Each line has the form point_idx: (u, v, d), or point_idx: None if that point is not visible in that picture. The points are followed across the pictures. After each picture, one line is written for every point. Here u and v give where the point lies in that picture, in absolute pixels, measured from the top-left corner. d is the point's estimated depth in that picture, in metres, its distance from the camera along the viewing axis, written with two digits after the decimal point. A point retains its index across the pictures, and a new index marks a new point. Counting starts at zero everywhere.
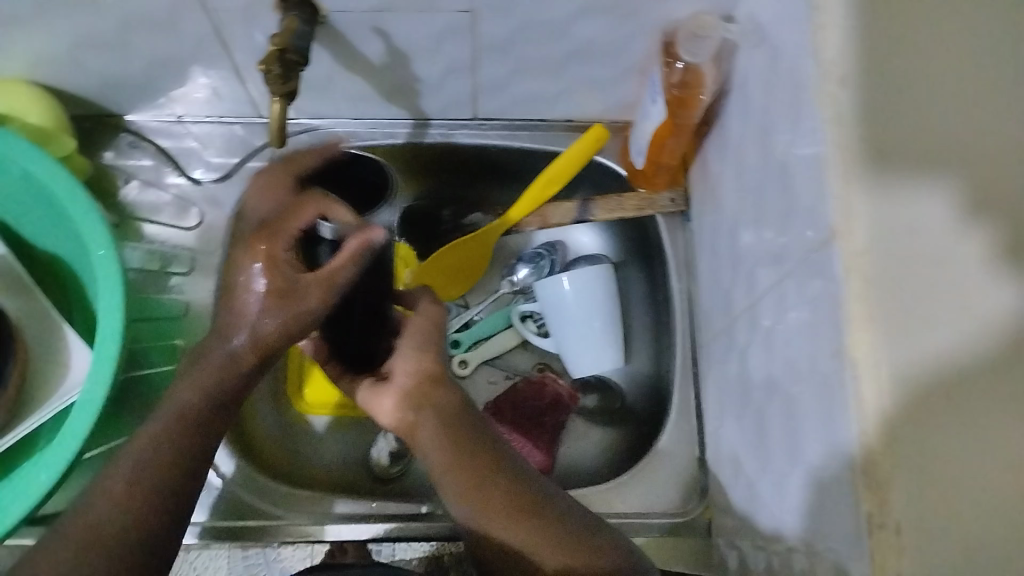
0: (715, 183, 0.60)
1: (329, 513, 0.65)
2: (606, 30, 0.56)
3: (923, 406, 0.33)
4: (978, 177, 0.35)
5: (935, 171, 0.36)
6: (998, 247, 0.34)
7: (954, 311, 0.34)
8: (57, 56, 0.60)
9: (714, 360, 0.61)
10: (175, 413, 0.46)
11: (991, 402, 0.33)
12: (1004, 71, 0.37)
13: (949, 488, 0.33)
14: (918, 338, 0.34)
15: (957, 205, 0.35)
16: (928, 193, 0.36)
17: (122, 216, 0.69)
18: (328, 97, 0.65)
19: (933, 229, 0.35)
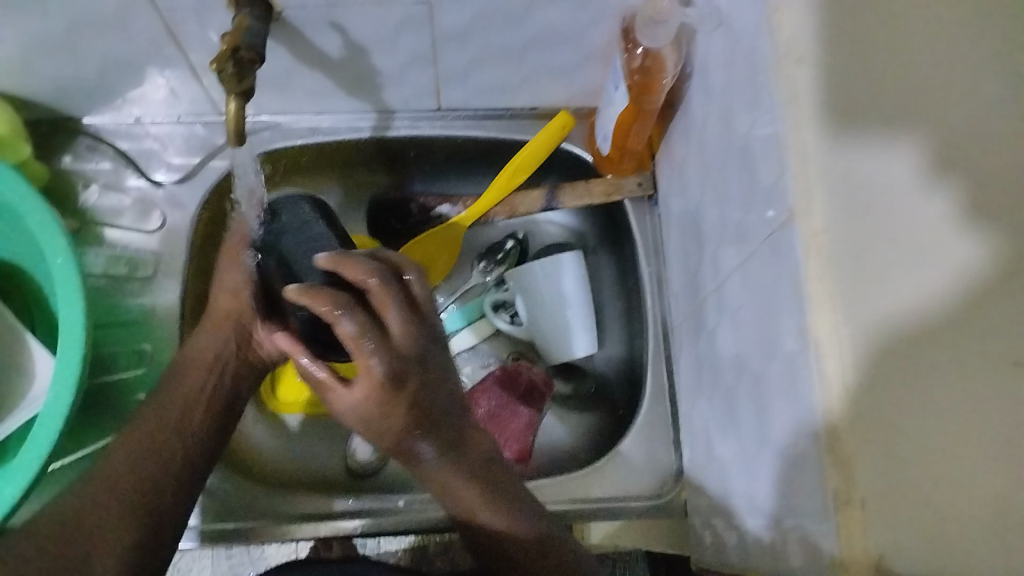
0: (680, 167, 0.60)
1: (300, 514, 0.65)
2: (565, 17, 0.55)
3: (884, 378, 0.34)
4: (942, 139, 0.35)
5: (891, 143, 0.36)
6: (964, 204, 0.34)
7: (912, 282, 0.34)
8: (7, 62, 0.58)
9: (684, 342, 0.61)
10: (171, 389, 0.54)
11: (960, 367, 0.33)
12: (961, 28, 0.37)
13: (919, 459, 0.33)
14: (878, 312, 0.34)
15: (918, 171, 0.35)
16: (882, 165, 0.36)
17: (82, 221, 0.68)
18: (288, 93, 0.64)
19: (893, 200, 0.35)
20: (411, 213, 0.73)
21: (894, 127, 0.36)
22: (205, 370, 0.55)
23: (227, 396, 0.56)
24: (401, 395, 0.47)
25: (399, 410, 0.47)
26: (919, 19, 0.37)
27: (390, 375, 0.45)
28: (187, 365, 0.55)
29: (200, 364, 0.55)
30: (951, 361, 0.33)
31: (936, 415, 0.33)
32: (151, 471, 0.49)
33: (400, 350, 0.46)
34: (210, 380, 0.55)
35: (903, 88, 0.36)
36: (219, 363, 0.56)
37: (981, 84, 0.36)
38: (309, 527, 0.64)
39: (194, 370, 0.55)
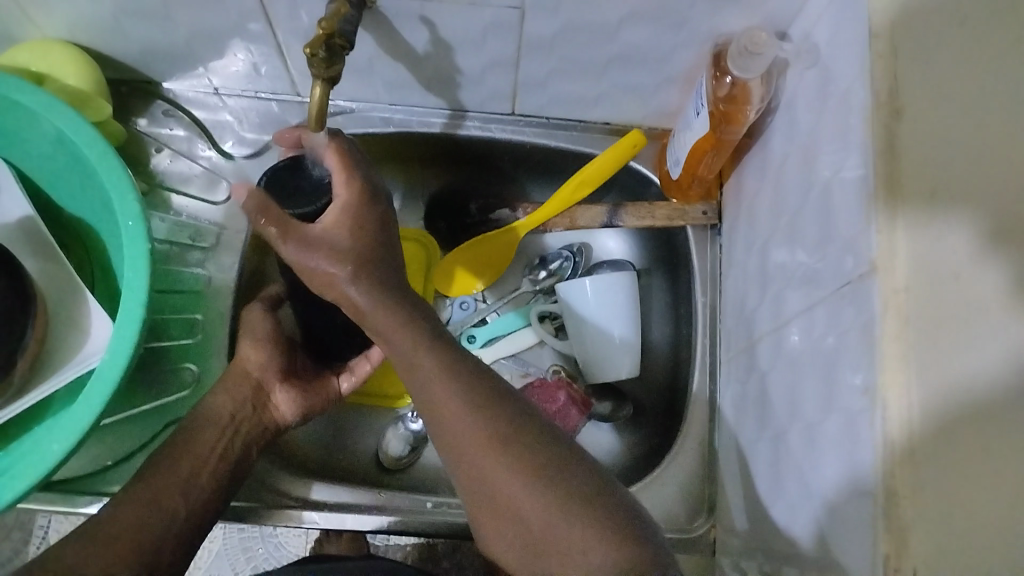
0: (750, 200, 0.59)
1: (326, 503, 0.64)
2: (655, 38, 0.55)
3: (938, 449, 0.33)
4: (1005, 201, 0.32)
5: (959, 202, 0.34)
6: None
7: (967, 354, 0.32)
8: (100, 20, 0.59)
9: (733, 377, 0.60)
10: (183, 444, 0.53)
11: (1010, 448, 0.30)
12: None
13: (966, 542, 0.31)
14: (948, 373, 0.33)
15: (979, 234, 0.33)
16: (964, 222, 0.34)
17: (151, 185, 0.69)
18: (367, 81, 0.64)
19: (959, 262, 0.33)
20: (469, 214, 0.75)
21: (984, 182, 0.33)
22: (221, 428, 0.55)
23: (238, 458, 0.55)
24: (374, 209, 0.50)
25: (368, 228, 0.50)
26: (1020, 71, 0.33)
27: (366, 189, 0.50)
28: (202, 423, 0.55)
29: (216, 423, 0.56)
30: (1004, 435, 0.30)
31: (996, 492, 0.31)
32: (153, 530, 0.48)
33: (378, 185, 0.52)
34: (223, 438, 0.55)
35: (977, 142, 0.34)
36: (233, 422, 0.56)
37: None
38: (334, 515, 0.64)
39: (209, 426, 0.55)
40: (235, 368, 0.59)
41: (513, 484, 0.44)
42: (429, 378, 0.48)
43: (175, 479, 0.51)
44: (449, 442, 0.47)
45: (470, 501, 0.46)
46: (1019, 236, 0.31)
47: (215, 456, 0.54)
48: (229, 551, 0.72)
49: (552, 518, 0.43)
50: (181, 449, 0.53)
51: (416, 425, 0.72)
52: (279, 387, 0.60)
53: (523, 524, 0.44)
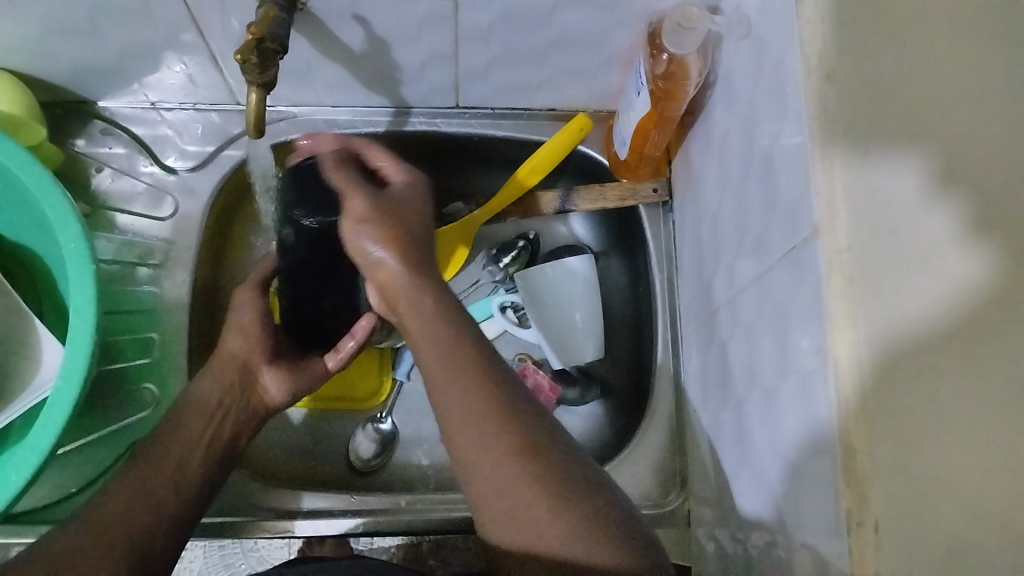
0: (697, 174, 0.60)
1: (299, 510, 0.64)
2: (591, 20, 0.55)
3: (891, 396, 0.34)
4: (946, 154, 0.36)
5: (904, 153, 0.36)
6: (966, 221, 0.35)
7: (919, 297, 0.34)
8: (27, 42, 0.58)
9: (695, 350, 0.61)
10: (168, 436, 0.51)
11: (959, 378, 0.34)
12: (966, 41, 0.37)
13: (925, 476, 0.33)
14: (892, 316, 0.34)
15: (925, 181, 0.36)
16: (891, 175, 0.36)
17: (94, 206, 0.68)
18: (307, 84, 0.63)
19: (907, 208, 0.35)
20: None
21: (907, 137, 0.36)
22: (209, 414, 0.53)
23: (225, 448, 0.53)
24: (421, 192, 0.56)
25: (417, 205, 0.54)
26: (937, 37, 0.38)
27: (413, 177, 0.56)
28: (188, 410, 0.53)
29: (202, 409, 0.53)
30: (956, 365, 0.34)
31: (947, 426, 0.33)
32: (142, 521, 0.46)
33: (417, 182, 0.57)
34: (211, 425, 0.53)
35: (911, 100, 0.37)
36: (220, 408, 0.54)
37: (971, 89, 0.37)
38: (307, 523, 0.63)
39: (194, 415, 0.53)
40: (221, 354, 0.57)
41: (542, 502, 0.42)
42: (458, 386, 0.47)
43: (164, 472, 0.49)
44: (457, 449, 0.46)
45: (483, 509, 0.44)
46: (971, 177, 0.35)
47: (204, 445, 0.52)
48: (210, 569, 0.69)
49: (580, 539, 0.41)
50: (166, 440, 0.51)
51: (383, 425, 0.72)
52: (267, 369, 0.57)
53: (544, 540, 0.42)
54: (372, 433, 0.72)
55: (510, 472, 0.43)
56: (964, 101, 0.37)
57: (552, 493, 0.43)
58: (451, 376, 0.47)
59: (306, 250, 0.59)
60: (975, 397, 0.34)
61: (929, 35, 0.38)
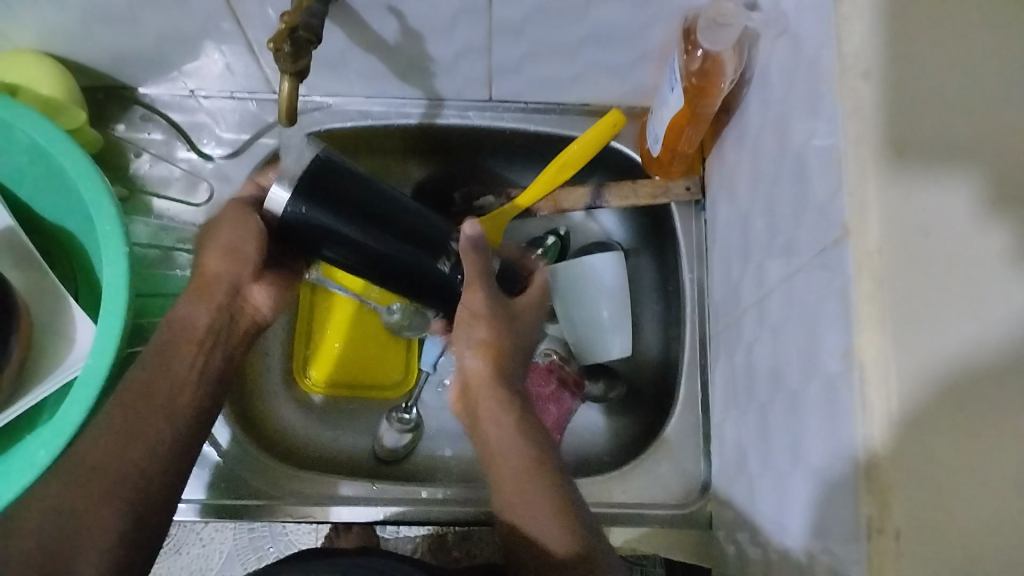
0: (731, 171, 0.59)
1: (332, 495, 0.64)
2: (625, 15, 0.55)
3: (929, 411, 0.33)
4: (1001, 168, 0.34)
5: (952, 159, 0.34)
6: (1020, 246, 0.33)
7: (961, 318, 0.33)
8: (69, 29, 0.59)
9: (722, 351, 0.60)
10: (161, 356, 0.52)
11: (1001, 402, 0.32)
12: (1020, 42, 0.36)
13: (957, 498, 0.32)
14: (931, 333, 0.33)
15: (980, 199, 0.34)
16: (932, 185, 0.34)
17: (131, 190, 0.69)
18: (341, 74, 0.64)
19: (955, 223, 0.34)
20: (452, 202, 0.74)
21: (949, 152, 0.34)
22: (199, 344, 0.53)
23: (216, 369, 0.54)
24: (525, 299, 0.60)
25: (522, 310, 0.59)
26: (984, 31, 0.36)
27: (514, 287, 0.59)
28: (179, 337, 0.53)
29: (192, 339, 0.53)
30: (1003, 393, 0.32)
31: (993, 460, 0.32)
32: (146, 470, 0.48)
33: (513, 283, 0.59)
34: (201, 353, 0.53)
35: (957, 102, 0.35)
36: (209, 338, 0.54)
37: (1020, 91, 0.35)
38: (329, 509, 0.64)
39: (184, 338, 0.53)
40: (204, 276, 0.54)
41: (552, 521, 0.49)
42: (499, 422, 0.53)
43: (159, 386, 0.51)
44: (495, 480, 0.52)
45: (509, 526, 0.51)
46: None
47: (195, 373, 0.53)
48: (240, 552, 0.73)
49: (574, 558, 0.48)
50: (157, 375, 0.51)
51: (409, 414, 0.72)
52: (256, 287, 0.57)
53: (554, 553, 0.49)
54: (397, 426, 0.71)
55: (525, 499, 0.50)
56: (1011, 117, 0.35)
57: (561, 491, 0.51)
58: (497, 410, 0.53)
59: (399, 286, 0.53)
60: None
61: (986, 42, 0.36)
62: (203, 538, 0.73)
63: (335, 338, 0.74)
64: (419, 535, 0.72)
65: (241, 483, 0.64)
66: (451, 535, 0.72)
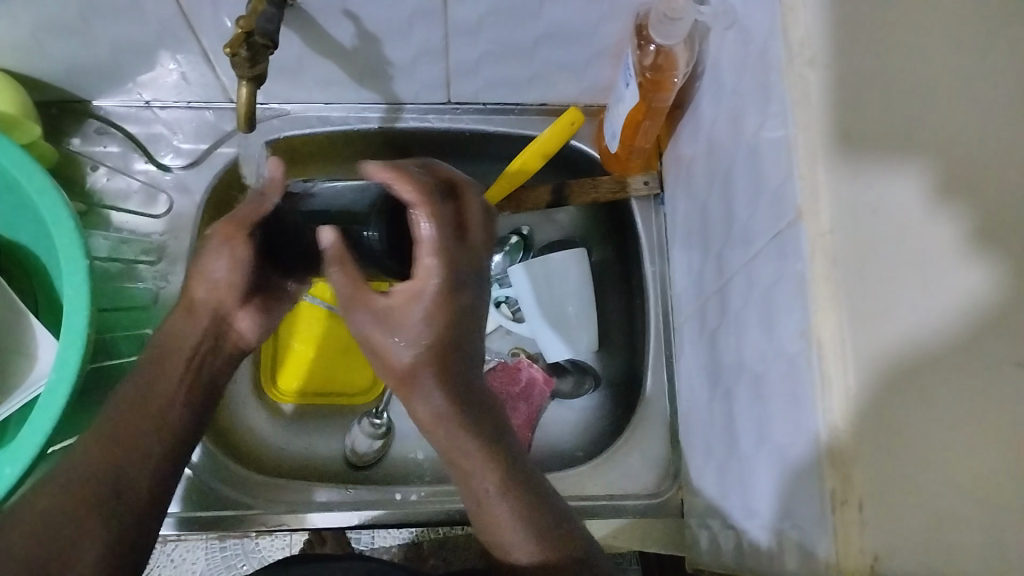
0: (687, 165, 0.60)
1: (308, 502, 0.64)
2: (578, 13, 0.56)
3: (885, 387, 0.34)
4: (945, 157, 0.35)
5: (896, 148, 0.36)
6: (967, 232, 0.34)
7: (915, 300, 0.34)
8: (19, 42, 0.58)
9: (686, 341, 0.61)
10: (147, 376, 0.51)
11: (954, 381, 0.33)
12: (959, 31, 0.37)
13: (918, 472, 0.33)
14: (885, 313, 0.34)
15: (924, 187, 0.35)
16: (879, 173, 0.36)
17: (89, 204, 0.68)
18: (299, 81, 0.64)
19: (902, 210, 0.35)
20: None
21: (895, 141, 0.36)
22: (186, 364, 0.53)
23: (205, 385, 0.54)
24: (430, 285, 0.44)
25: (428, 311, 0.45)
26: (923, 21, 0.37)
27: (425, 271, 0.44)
28: (167, 355, 0.52)
29: (179, 358, 0.53)
30: (956, 373, 0.33)
31: (951, 438, 0.33)
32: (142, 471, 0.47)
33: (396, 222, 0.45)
34: (187, 372, 0.53)
35: (903, 92, 0.36)
36: (195, 357, 0.53)
37: (961, 80, 0.36)
38: (307, 516, 0.64)
39: (171, 359, 0.52)
40: (191, 299, 0.54)
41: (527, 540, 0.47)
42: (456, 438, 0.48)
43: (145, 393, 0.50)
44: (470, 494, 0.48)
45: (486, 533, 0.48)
46: (966, 188, 0.35)
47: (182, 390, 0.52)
48: (213, 569, 0.72)
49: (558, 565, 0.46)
50: (142, 395, 0.50)
51: (379, 419, 0.72)
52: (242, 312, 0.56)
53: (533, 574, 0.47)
54: (369, 429, 0.72)
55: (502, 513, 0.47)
56: (945, 100, 0.36)
57: (525, 490, 0.48)
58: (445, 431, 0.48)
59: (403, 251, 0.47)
60: (979, 403, 0.33)
61: (926, 34, 0.37)
62: (173, 559, 0.72)
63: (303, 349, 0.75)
64: (395, 544, 0.73)
65: (211, 498, 0.63)
66: (427, 543, 0.73)
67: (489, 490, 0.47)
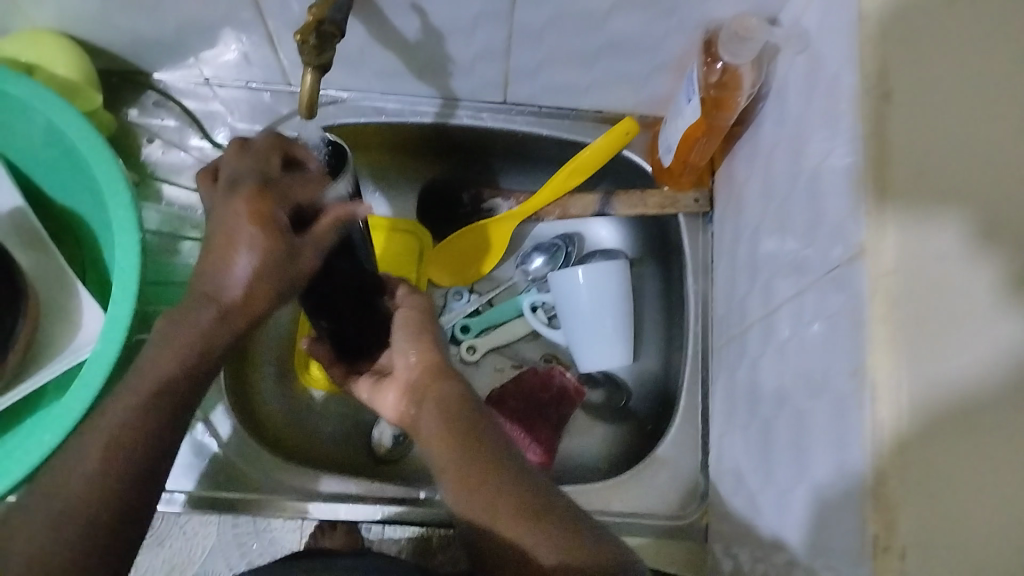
0: (742, 186, 0.59)
1: (317, 492, 0.64)
2: (646, 25, 0.55)
3: (931, 431, 0.33)
4: (1000, 203, 0.33)
5: (963, 190, 0.34)
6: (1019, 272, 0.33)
7: (970, 348, 0.33)
8: (89, 10, 0.59)
9: (726, 363, 0.60)
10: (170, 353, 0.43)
11: (1003, 434, 0.32)
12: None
13: (958, 528, 0.32)
14: (940, 359, 0.33)
15: (983, 227, 0.34)
16: (943, 212, 0.34)
17: (142, 175, 0.69)
18: (359, 69, 0.64)
19: (962, 250, 0.34)
20: (461, 204, 0.75)
21: (960, 181, 0.34)
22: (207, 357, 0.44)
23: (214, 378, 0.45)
24: None
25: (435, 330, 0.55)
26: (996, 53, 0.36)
27: None
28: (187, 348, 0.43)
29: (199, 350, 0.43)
30: (1000, 424, 0.32)
31: (992, 487, 0.32)
32: None
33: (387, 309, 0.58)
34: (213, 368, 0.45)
35: (972, 134, 0.35)
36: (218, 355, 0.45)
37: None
38: (311, 504, 0.64)
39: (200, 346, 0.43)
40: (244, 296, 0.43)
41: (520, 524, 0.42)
42: (430, 432, 0.48)
43: (171, 403, 0.43)
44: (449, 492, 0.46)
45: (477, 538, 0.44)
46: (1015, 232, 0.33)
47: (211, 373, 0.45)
48: None
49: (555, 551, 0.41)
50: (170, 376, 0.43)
51: None
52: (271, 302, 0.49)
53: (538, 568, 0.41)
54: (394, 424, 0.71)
55: (484, 496, 0.44)
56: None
57: (505, 471, 0.45)
58: (426, 422, 0.49)
59: (366, 340, 0.58)
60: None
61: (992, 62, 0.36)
62: None
63: None
64: (403, 537, 0.64)
65: (229, 476, 0.64)
66: (437, 538, 0.64)
67: (460, 473, 0.45)
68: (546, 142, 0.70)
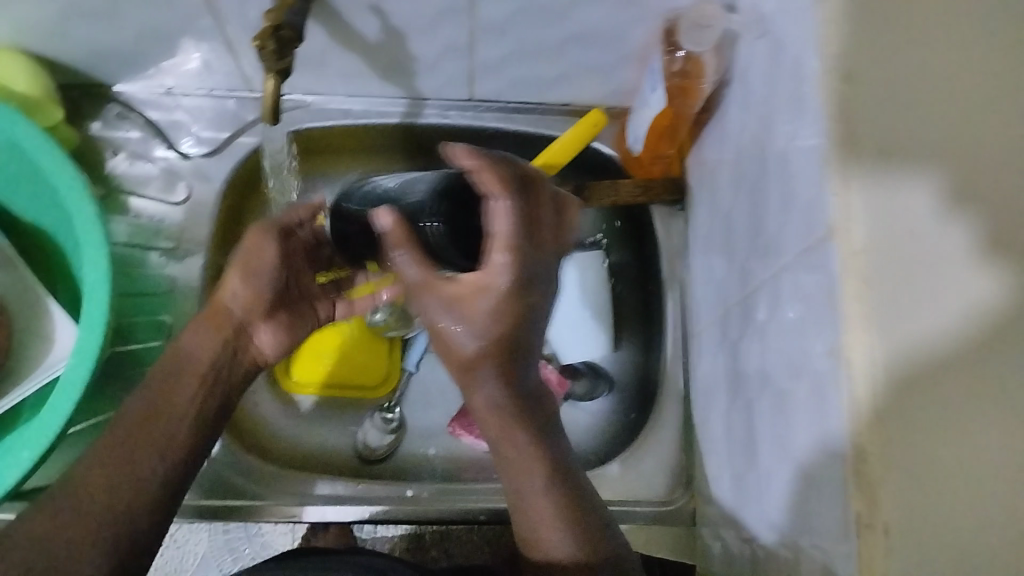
0: (711, 172, 0.60)
1: (311, 494, 0.64)
2: (607, 16, 0.55)
3: (902, 404, 0.34)
4: (961, 170, 0.35)
5: (920, 161, 0.36)
6: (984, 236, 0.34)
7: (933, 316, 0.34)
8: (46, 25, 0.58)
9: (705, 348, 0.61)
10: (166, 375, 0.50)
11: (975, 398, 0.33)
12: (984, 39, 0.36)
13: (938, 503, 0.33)
14: (907, 332, 0.34)
15: (943, 192, 0.35)
16: (907, 184, 0.36)
17: (109, 189, 0.68)
18: (322, 72, 0.63)
19: (927, 220, 0.35)
20: None
21: (917, 154, 0.36)
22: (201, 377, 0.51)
23: (223, 399, 0.52)
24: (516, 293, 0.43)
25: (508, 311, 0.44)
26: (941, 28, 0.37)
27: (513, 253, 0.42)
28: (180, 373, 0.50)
29: (194, 373, 0.51)
30: (966, 386, 0.34)
31: (963, 445, 0.33)
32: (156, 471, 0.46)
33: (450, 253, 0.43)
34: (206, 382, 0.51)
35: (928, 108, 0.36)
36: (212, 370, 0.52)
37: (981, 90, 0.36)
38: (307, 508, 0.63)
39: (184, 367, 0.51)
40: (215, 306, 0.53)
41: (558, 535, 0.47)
42: (491, 424, 0.48)
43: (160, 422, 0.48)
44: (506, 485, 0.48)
45: (521, 528, 0.48)
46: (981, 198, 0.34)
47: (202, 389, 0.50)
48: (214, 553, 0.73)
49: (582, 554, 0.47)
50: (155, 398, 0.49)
51: (391, 414, 0.72)
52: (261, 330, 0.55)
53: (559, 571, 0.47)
54: (380, 424, 0.72)
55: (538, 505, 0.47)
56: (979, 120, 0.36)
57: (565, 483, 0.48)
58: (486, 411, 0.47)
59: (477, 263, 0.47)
60: (997, 412, 0.33)
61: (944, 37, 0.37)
62: (176, 540, 0.72)
63: (318, 342, 0.75)
64: (396, 534, 0.73)
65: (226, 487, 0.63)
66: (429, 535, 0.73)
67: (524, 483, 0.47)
68: (513, 138, 0.70)
